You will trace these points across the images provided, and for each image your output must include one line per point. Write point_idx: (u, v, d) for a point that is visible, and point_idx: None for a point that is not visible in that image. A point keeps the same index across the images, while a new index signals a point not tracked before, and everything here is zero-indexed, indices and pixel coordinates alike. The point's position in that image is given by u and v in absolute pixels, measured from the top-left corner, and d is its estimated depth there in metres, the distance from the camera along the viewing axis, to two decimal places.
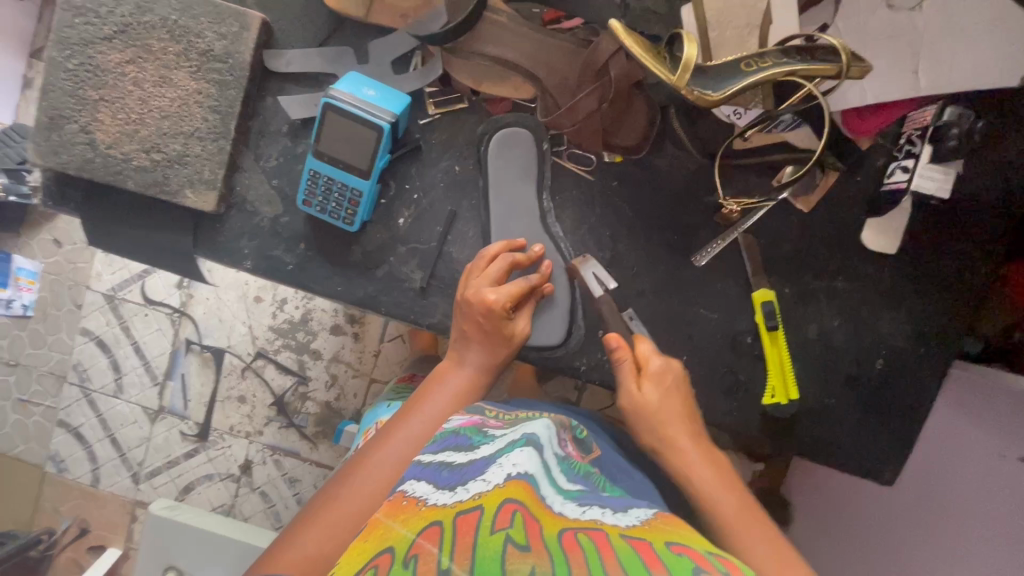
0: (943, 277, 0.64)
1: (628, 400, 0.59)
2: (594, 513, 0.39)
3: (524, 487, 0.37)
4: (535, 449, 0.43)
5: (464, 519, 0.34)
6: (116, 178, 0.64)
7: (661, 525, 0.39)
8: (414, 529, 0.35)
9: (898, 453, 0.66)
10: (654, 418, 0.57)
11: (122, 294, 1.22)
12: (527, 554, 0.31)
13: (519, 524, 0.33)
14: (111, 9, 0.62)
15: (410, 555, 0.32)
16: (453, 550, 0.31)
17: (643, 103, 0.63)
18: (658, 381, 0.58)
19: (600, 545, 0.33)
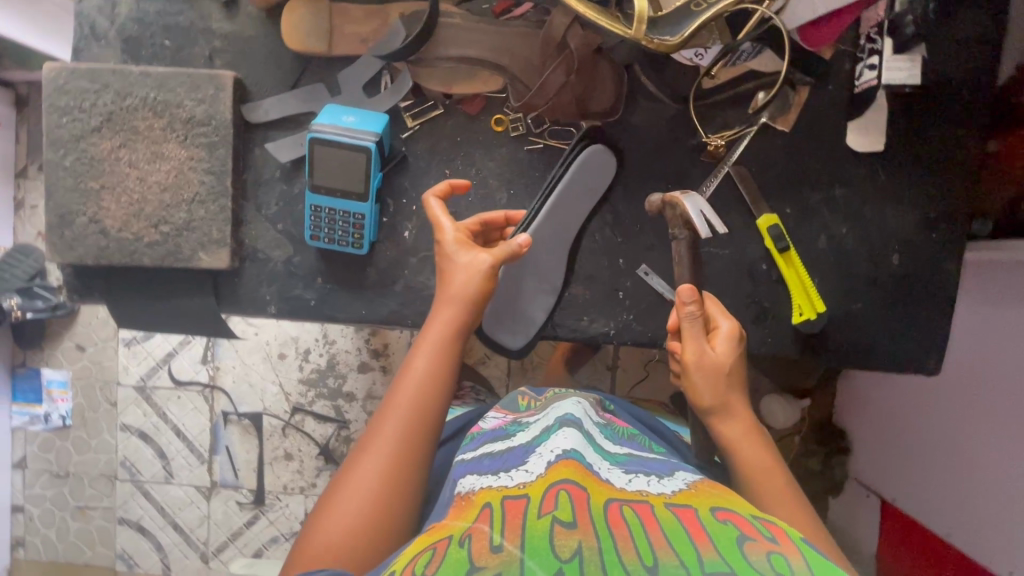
0: (934, 162, 0.66)
1: (700, 360, 0.56)
2: (640, 482, 0.41)
3: (567, 466, 0.40)
4: (573, 429, 0.46)
5: (511, 504, 0.37)
6: (133, 258, 0.67)
7: (707, 491, 0.41)
8: (467, 514, 0.37)
9: (937, 342, 0.67)
10: (721, 376, 0.56)
11: (153, 382, 1.25)
12: (573, 531, 0.33)
13: (564, 505, 0.36)
14: (93, 102, 0.65)
15: (466, 535, 0.35)
16: (503, 527, 0.34)
17: (608, 66, 0.65)
18: (730, 345, 0.56)
19: (645, 518, 0.35)
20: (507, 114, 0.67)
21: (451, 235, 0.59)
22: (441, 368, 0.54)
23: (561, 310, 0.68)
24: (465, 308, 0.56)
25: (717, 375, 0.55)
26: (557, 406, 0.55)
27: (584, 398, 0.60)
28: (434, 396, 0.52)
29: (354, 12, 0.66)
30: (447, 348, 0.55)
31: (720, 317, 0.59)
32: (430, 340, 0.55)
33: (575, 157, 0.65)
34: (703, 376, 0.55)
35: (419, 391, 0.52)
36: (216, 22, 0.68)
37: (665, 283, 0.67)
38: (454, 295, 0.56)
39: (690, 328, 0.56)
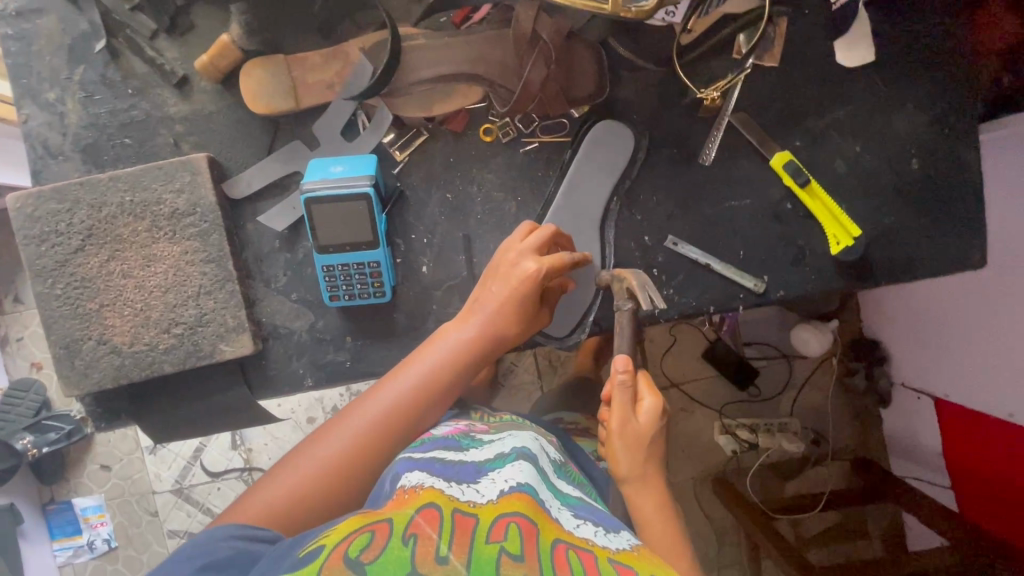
0: (925, 57, 0.65)
1: (628, 430, 0.57)
2: (587, 530, 0.40)
3: (519, 498, 0.38)
4: (526, 463, 0.46)
5: (461, 517, 0.35)
6: (153, 368, 0.63)
7: (649, 557, 0.40)
8: (413, 507, 0.36)
9: (979, 234, 0.66)
10: (641, 446, 0.57)
11: (188, 481, 1.21)
12: (519, 564, 0.32)
13: (513, 535, 0.34)
14: (68, 221, 0.62)
15: (407, 533, 0.33)
16: (452, 538, 0.33)
17: (584, 48, 0.63)
18: (654, 420, 0.57)
19: (591, 570, 0.34)
20: (494, 122, 0.65)
21: (550, 264, 0.58)
22: (442, 389, 0.57)
23: (601, 303, 0.66)
24: (492, 327, 0.59)
25: (636, 448, 0.57)
26: (516, 437, 0.54)
27: (540, 433, 0.61)
28: (418, 413, 0.56)
29: (312, 60, 0.63)
30: (444, 365, 0.57)
31: (648, 395, 0.58)
32: (442, 353, 0.58)
33: (587, 134, 0.64)
34: (625, 449, 0.57)
35: (408, 402, 0.56)
36: (172, 106, 0.65)
37: (697, 250, 0.65)
38: (489, 313, 0.58)
39: (620, 400, 0.56)
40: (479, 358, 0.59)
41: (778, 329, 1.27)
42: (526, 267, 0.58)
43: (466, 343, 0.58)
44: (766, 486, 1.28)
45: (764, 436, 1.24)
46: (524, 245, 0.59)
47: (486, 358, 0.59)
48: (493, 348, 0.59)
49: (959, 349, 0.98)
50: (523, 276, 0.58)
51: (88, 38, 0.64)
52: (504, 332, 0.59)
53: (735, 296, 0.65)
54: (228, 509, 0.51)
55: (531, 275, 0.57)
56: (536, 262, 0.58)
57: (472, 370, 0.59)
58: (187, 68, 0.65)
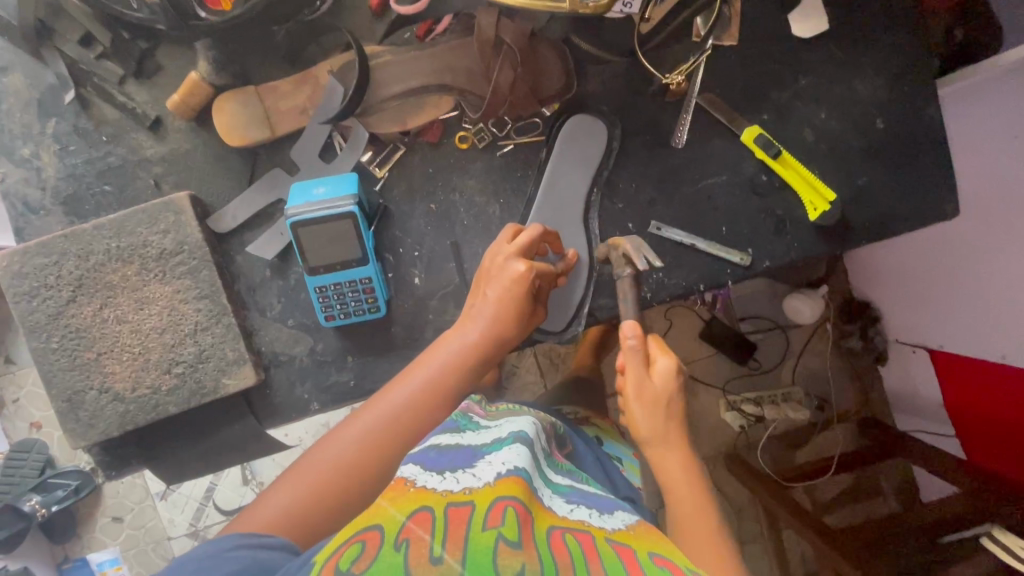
0: (876, 21, 0.67)
1: (635, 392, 0.57)
2: (581, 513, 0.42)
3: (515, 483, 0.39)
4: (523, 445, 0.46)
5: (455, 512, 0.35)
6: (158, 411, 0.64)
7: (642, 534, 0.42)
8: (403, 510, 0.35)
9: (951, 184, 0.67)
10: (657, 408, 0.57)
11: (203, 522, 1.20)
12: (518, 552, 0.32)
13: (510, 521, 0.34)
14: (57, 273, 0.62)
15: (399, 539, 0.33)
16: (445, 537, 0.32)
17: (548, 47, 0.64)
18: (670, 379, 0.57)
19: (587, 551, 0.36)
20: (468, 129, 0.66)
21: (537, 266, 0.59)
22: (447, 394, 0.58)
23: (593, 294, 0.67)
24: (491, 332, 0.59)
25: (656, 405, 0.56)
26: (511, 422, 0.55)
27: (538, 419, 0.61)
28: (424, 419, 0.56)
29: (283, 88, 0.64)
30: (447, 370, 0.58)
31: (660, 355, 0.58)
32: (446, 358, 0.59)
33: (561, 130, 0.66)
34: (641, 409, 0.57)
35: (414, 407, 0.56)
36: (148, 149, 0.65)
37: (680, 231, 0.67)
38: (487, 315, 0.59)
39: (632, 361, 0.57)
40: (480, 364, 0.59)
41: (770, 301, 1.29)
42: (514, 268, 0.58)
43: (468, 348, 0.59)
44: (778, 456, 1.30)
45: (769, 407, 1.25)
46: (513, 247, 0.60)
47: (489, 361, 0.60)
48: (494, 351, 0.60)
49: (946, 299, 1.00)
50: (512, 276, 0.59)
51: (56, 91, 0.64)
52: (504, 335, 0.60)
53: (724, 271, 0.67)
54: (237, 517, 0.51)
55: (520, 276, 0.58)
56: (524, 262, 0.59)
57: (476, 374, 0.60)
58: (160, 110, 0.65)
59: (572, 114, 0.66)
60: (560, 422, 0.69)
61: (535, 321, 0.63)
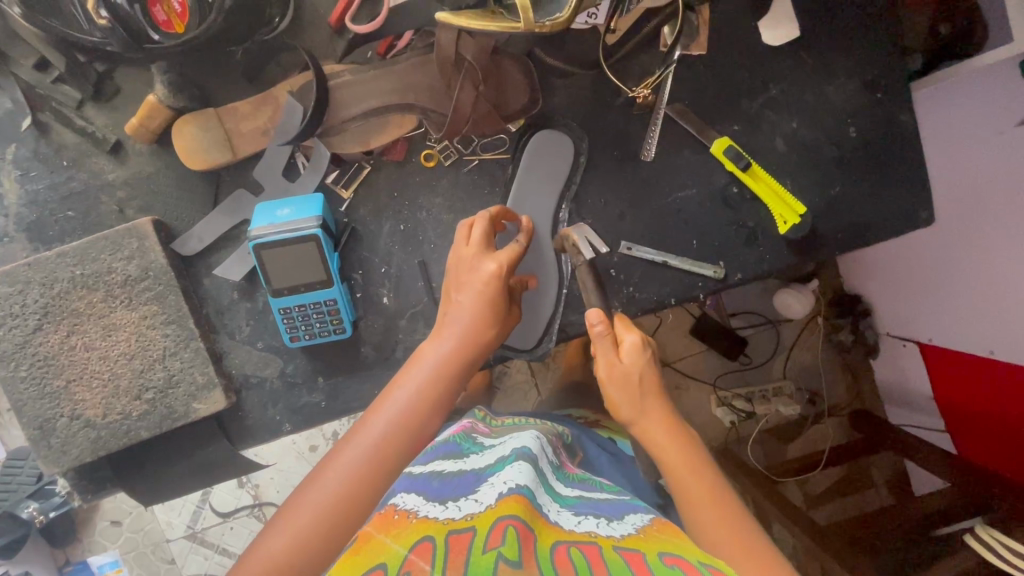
0: (849, 26, 0.66)
1: (606, 370, 0.56)
2: (589, 524, 0.42)
3: (516, 500, 0.38)
4: (526, 463, 0.45)
5: (455, 540, 0.35)
6: (130, 436, 0.64)
7: (655, 534, 0.42)
8: (406, 544, 0.37)
9: (926, 192, 0.66)
10: (632, 383, 0.55)
11: (200, 524, 1.21)
12: (518, 572, 0.32)
13: (510, 540, 0.34)
14: (22, 302, 0.62)
15: (401, 572, 0.34)
16: (443, 567, 0.33)
17: (511, 62, 0.63)
18: (638, 355, 0.56)
19: (592, 562, 0.35)
20: (433, 147, 0.65)
21: (509, 259, 0.58)
22: (429, 409, 0.56)
23: (563, 310, 0.67)
24: (470, 337, 0.58)
25: (628, 387, 0.55)
26: (516, 438, 0.55)
27: (543, 431, 0.61)
28: (408, 438, 0.54)
29: (243, 109, 0.63)
30: (433, 380, 0.57)
31: (625, 333, 0.57)
32: (426, 372, 0.57)
33: (525, 147, 0.65)
34: (616, 390, 0.56)
35: (399, 424, 0.54)
36: (110, 173, 0.65)
37: (651, 247, 0.66)
38: (465, 324, 0.58)
39: (600, 344, 0.56)
40: (463, 371, 0.58)
41: (758, 299, 1.29)
42: (487, 267, 0.58)
43: (447, 360, 0.58)
44: (770, 451, 1.30)
45: (759, 403, 1.26)
46: (473, 246, 0.59)
47: (472, 367, 0.59)
48: (480, 354, 0.59)
49: (934, 300, 0.99)
50: (489, 276, 0.58)
51: (14, 116, 0.63)
52: (483, 342, 0.58)
53: (695, 285, 0.66)
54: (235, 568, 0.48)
55: (496, 274, 0.58)
56: (495, 262, 0.58)
57: (459, 384, 0.58)
58: (120, 133, 0.64)
59: (540, 130, 0.65)
60: (568, 428, 0.70)
61: (513, 325, 0.62)
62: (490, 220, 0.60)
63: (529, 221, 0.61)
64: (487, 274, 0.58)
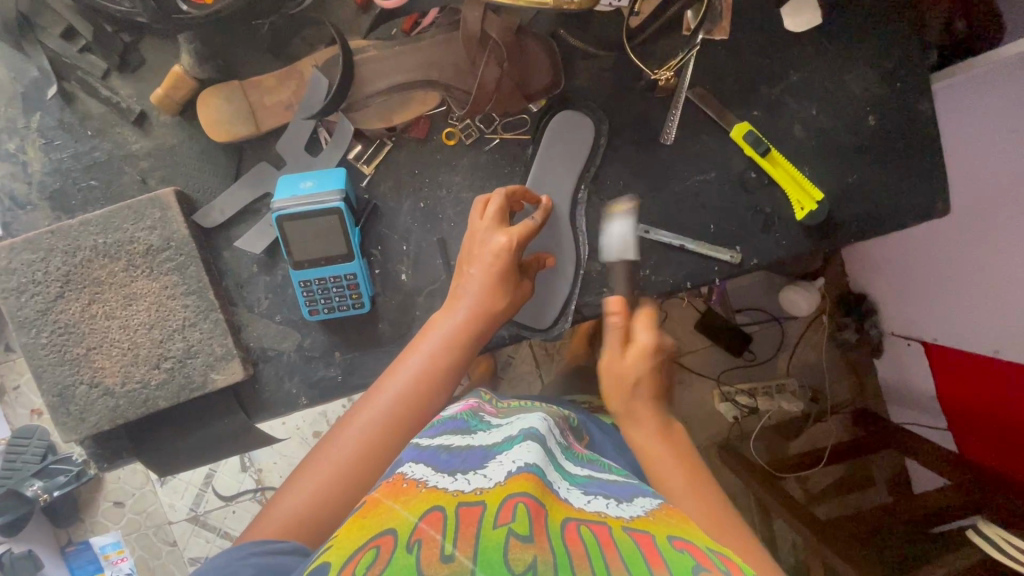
0: (871, 14, 0.66)
1: (608, 362, 0.60)
2: (599, 504, 0.41)
3: (527, 479, 0.37)
4: (535, 442, 0.45)
5: (466, 511, 0.34)
6: (147, 405, 0.64)
7: (665, 519, 0.40)
8: (415, 513, 0.35)
9: (943, 182, 0.67)
10: (624, 380, 0.59)
11: (203, 507, 1.22)
12: (529, 546, 0.31)
13: (521, 516, 0.33)
14: (45, 269, 0.62)
15: (411, 540, 0.32)
16: (455, 536, 0.32)
17: (535, 41, 0.63)
18: (641, 357, 0.59)
19: (602, 540, 0.35)
20: (455, 126, 0.66)
21: (519, 234, 0.59)
22: (441, 377, 0.57)
23: (580, 292, 0.67)
24: (480, 308, 0.59)
25: (621, 384, 0.59)
26: (523, 419, 0.55)
27: (551, 413, 0.62)
28: (422, 405, 0.55)
29: (267, 83, 0.64)
30: (445, 349, 0.58)
31: (638, 329, 0.60)
32: (438, 339, 0.58)
33: (547, 127, 0.65)
34: (611, 387, 0.60)
35: (411, 392, 0.56)
36: (134, 143, 0.65)
37: (669, 231, 0.66)
38: (474, 294, 0.59)
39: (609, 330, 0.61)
40: (473, 341, 0.59)
41: (765, 293, 1.29)
42: (496, 241, 0.59)
43: (458, 330, 0.59)
44: (772, 447, 1.31)
45: (763, 398, 1.27)
46: (486, 221, 0.60)
47: (482, 337, 0.60)
48: (490, 324, 0.60)
49: (942, 295, 1.00)
50: (497, 250, 0.59)
51: (40, 84, 0.63)
52: (493, 313, 0.59)
53: (711, 269, 0.67)
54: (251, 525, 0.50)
55: (504, 248, 0.59)
56: (505, 235, 0.59)
57: (471, 353, 0.59)
58: (144, 104, 0.65)
59: (561, 111, 0.66)
60: (576, 414, 0.70)
61: (525, 299, 0.62)
62: (507, 197, 0.61)
63: (546, 202, 0.62)
64: (498, 247, 0.59)
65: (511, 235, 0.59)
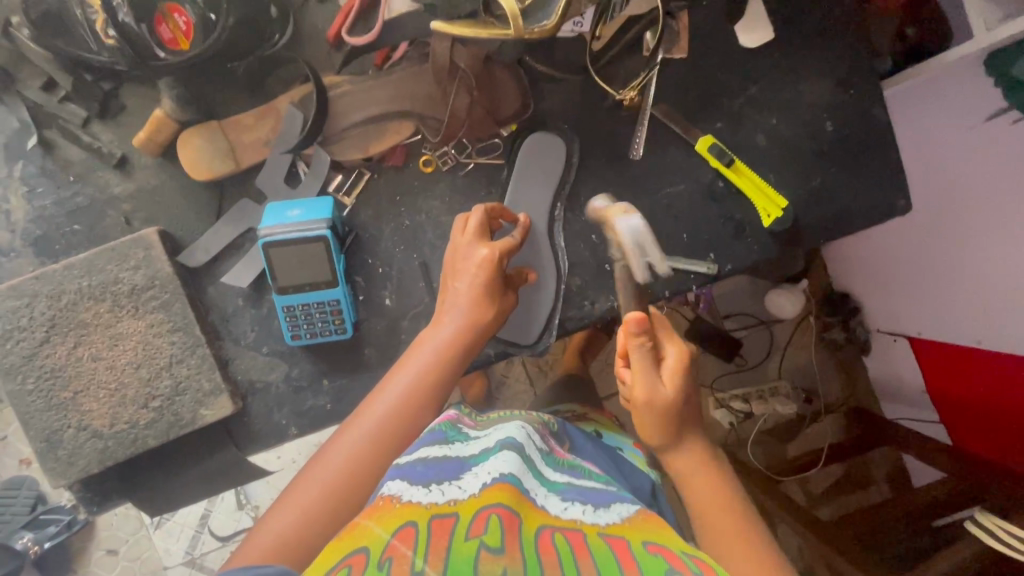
0: (820, 26, 0.70)
1: (646, 394, 0.56)
2: (575, 510, 0.42)
3: (504, 490, 0.39)
4: (511, 452, 0.46)
5: (439, 525, 0.35)
6: (137, 445, 0.64)
7: (643, 525, 0.42)
8: (389, 529, 0.35)
9: (902, 181, 0.69)
10: (671, 407, 0.56)
11: (199, 550, 1.20)
12: (500, 558, 0.32)
13: (493, 529, 0.35)
14: (30, 315, 0.63)
15: (383, 558, 0.33)
16: (427, 550, 0.32)
17: (503, 70, 0.66)
18: (680, 379, 0.57)
19: (576, 547, 0.36)
20: (431, 153, 0.68)
21: (500, 247, 0.61)
22: (429, 396, 0.58)
23: (562, 305, 0.69)
24: (465, 324, 0.60)
25: (666, 413, 0.56)
26: (501, 429, 0.55)
27: (528, 420, 0.62)
28: (412, 423, 0.56)
29: (245, 121, 0.66)
30: (432, 366, 0.59)
31: (667, 349, 0.58)
32: (426, 357, 0.59)
33: (519, 151, 0.68)
34: (650, 417, 0.57)
35: (400, 410, 0.56)
36: (116, 187, 0.66)
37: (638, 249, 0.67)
38: (460, 310, 0.60)
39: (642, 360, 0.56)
40: (459, 359, 0.60)
41: (750, 298, 1.31)
42: (478, 255, 0.61)
43: (444, 346, 0.59)
44: (770, 452, 1.31)
45: (757, 403, 1.27)
46: (467, 236, 0.62)
47: (469, 354, 0.60)
48: (476, 340, 0.61)
49: (919, 290, 1.02)
50: (480, 263, 0.60)
51: (21, 135, 0.65)
52: (479, 329, 0.60)
53: (687, 278, 0.68)
54: (239, 548, 0.49)
55: (486, 260, 0.60)
56: (488, 248, 0.61)
57: (458, 370, 0.60)
58: (125, 148, 0.66)
59: (533, 133, 0.68)
60: (555, 420, 0.70)
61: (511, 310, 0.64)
62: (488, 213, 0.63)
63: (526, 219, 0.64)
64: (481, 260, 0.60)
65: (494, 247, 0.61)
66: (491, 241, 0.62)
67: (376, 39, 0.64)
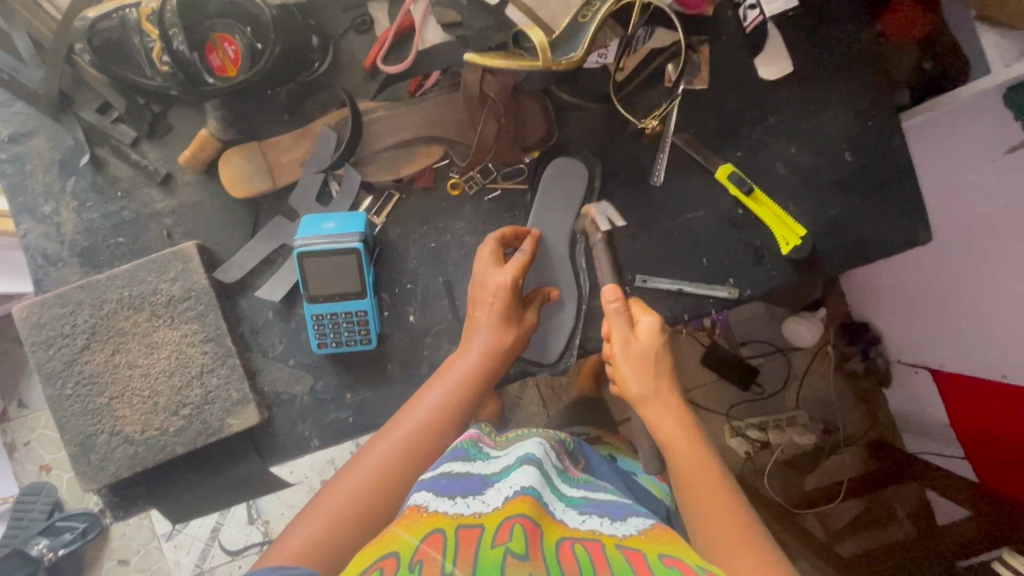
0: (839, 60, 0.71)
1: (626, 345, 0.60)
2: (592, 522, 0.43)
3: (524, 501, 0.40)
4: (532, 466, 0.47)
5: (465, 534, 0.36)
6: (165, 452, 0.66)
7: (656, 537, 0.41)
8: (417, 535, 0.36)
9: (922, 211, 0.70)
10: (653, 357, 0.60)
11: (208, 563, 1.20)
12: (525, 564, 0.33)
13: (517, 537, 0.35)
14: (72, 322, 0.66)
15: (414, 561, 0.33)
16: (456, 556, 0.33)
17: (529, 97, 0.69)
18: (653, 336, 0.60)
19: (595, 558, 0.36)
20: (458, 177, 0.70)
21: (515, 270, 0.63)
22: (455, 418, 0.59)
23: (583, 326, 0.70)
24: (490, 348, 0.62)
25: (644, 363, 0.60)
26: (520, 446, 0.56)
27: (545, 438, 0.63)
28: (436, 442, 0.57)
29: (284, 142, 0.69)
30: (459, 389, 0.60)
31: (641, 314, 0.62)
32: (453, 380, 0.61)
33: (542, 176, 0.70)
34: (630, 368, 0.60)
35: (425, 429, 0.57)
36: (159, 203, 0.70)
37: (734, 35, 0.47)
38: (487, 334, 0.62)
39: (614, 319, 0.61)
40: (485, 384, 0.61)
41: (769, 324, 1.30)
42: (494, 280, 0.63)
43: (470, 370, 0.61)
44: (786, 483, 1.28)
45: (773, 432, 1.26)
46: (483, 261, 0.64)
47: (493, 378, 0.62)
48: (500, 365, 0.62)
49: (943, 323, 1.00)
50: (503, 287, 0.62)
51: (75, 153, 0.69)
52: (504, 352, 0.62)
53: (705, 302, 0.69)
54: (263, 559, 0.49)
55: (508, 285, 0.62)
56: (508, 271, 0.63)
57: (484, 394, 0.61)
58: (170, 166, 0.70)
59: (560, 156, 0.71)
60: (572, 438, 0.70)
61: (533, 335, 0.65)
62: (499, 240, 0.65)
63: (534, 231, 0.66)
64: (505, 284, 0.62)
65: (513, 270, 0.63)
66: (506, 265, 0.64)
67: (403, 70, 0.68)
